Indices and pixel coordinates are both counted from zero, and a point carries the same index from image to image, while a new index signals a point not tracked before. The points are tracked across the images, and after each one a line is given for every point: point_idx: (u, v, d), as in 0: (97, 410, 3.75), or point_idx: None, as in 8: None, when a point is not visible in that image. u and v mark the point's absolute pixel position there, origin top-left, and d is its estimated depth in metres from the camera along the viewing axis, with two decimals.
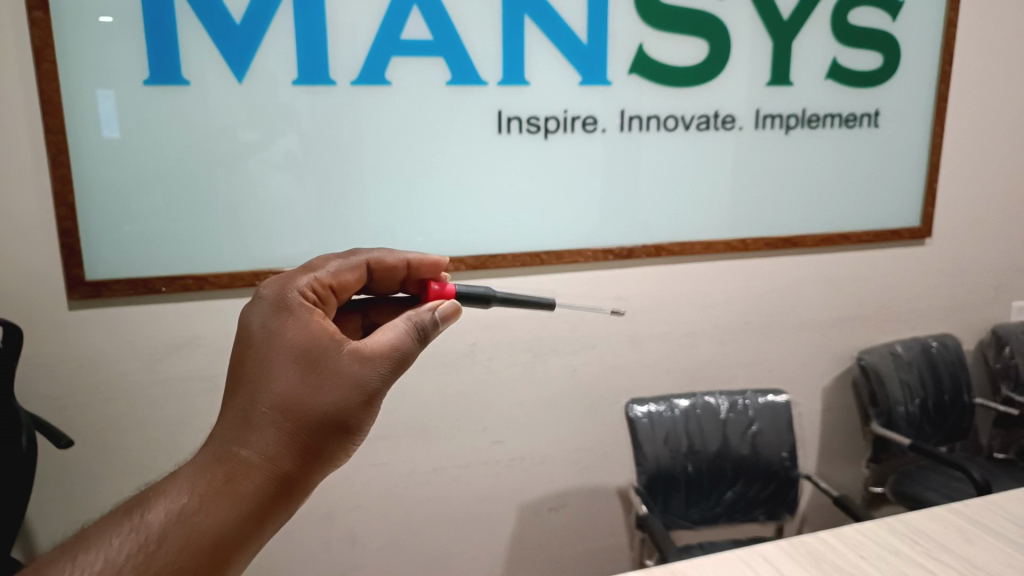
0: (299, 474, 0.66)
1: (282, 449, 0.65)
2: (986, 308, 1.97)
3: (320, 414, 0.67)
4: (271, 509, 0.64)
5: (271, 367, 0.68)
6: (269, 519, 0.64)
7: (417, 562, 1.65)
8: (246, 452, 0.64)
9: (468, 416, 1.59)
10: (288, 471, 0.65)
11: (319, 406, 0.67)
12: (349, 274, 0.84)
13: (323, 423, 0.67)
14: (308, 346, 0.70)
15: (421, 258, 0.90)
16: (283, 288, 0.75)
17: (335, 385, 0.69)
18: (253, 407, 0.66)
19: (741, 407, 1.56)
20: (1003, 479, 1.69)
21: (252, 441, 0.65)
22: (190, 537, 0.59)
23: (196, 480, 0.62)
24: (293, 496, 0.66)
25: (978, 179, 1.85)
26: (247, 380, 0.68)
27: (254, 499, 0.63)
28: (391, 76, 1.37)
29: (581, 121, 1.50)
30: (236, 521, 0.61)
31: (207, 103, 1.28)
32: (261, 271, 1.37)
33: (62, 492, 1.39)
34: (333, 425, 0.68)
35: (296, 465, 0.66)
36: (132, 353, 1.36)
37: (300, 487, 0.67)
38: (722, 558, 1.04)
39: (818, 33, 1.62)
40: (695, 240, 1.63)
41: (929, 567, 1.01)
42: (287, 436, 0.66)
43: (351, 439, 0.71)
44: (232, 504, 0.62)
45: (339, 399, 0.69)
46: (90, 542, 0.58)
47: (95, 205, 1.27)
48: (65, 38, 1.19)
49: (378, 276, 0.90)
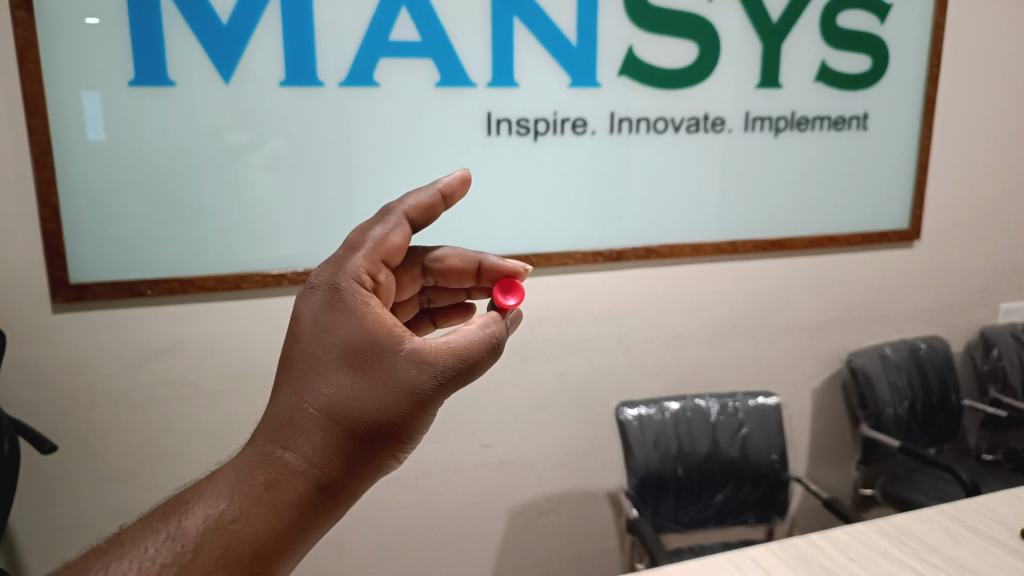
0: (344, 483, 0.66)
1: (328, 456, 0.65)
2: (974, 309, 1.98)
3: (369, 420, 0.67)
4: (314, 518, 0.64)
5: (321, 368, 0.67)
6: (311, 528, 0.64)
7: (405, 566, 1.64)
8: (291, 456, 0.64)
9: (457, 419, 1.58)
10: (332, 478, 0.65)
11: (368, 412, 0.67)
12: (395, 238, 0.79)
13: (371, 431, 0.67)
14: (361, 345, 0.69)
15: (449, 185, 0.80)
16: (335, 275, 0.73)
17: (388, 391, 0.68)
18: (301, 409, 0.66)
19: (730, 409, 1.56)
20: (991, 480, 1.70)
21: (297, 445, 0.65)
22: (230, 547, 0.59)
23: (238, 484, 0.63)
24: (337, 505, 0.66)
25: (965, 181, 1.86)
26: (297, 379, 0.68)
27: (295, 508, 0.63)
28: (379, 77, 1.36)
29: (570, 122, 1.49)
30: (276, 530, 0.62)
31: (194, 104, 1.27)
32: (248, 274, 1.36)
33: (45, 498, 1.37)
34: (382, 433, 0.67)
35: (341, 473, 0.66)
36: (116, 356, 1.34)
37: (345, 494, 0.67)
38: (712, 562, 1.04)
39: (807, 37, 1.62)
40: (684, 243, 1.62)
41: (918, 568, 1.01)
42: (333, 442, 0.66)
43: (401, 448, 0.70)
44: (275, 513, 0.62)
45: (390, 407, 0.68)
46: (127, 550, 0.59)
47: (80, 207, 1.25)
48: (48, 38, 1.17)
49: (421, 220, 0.81)
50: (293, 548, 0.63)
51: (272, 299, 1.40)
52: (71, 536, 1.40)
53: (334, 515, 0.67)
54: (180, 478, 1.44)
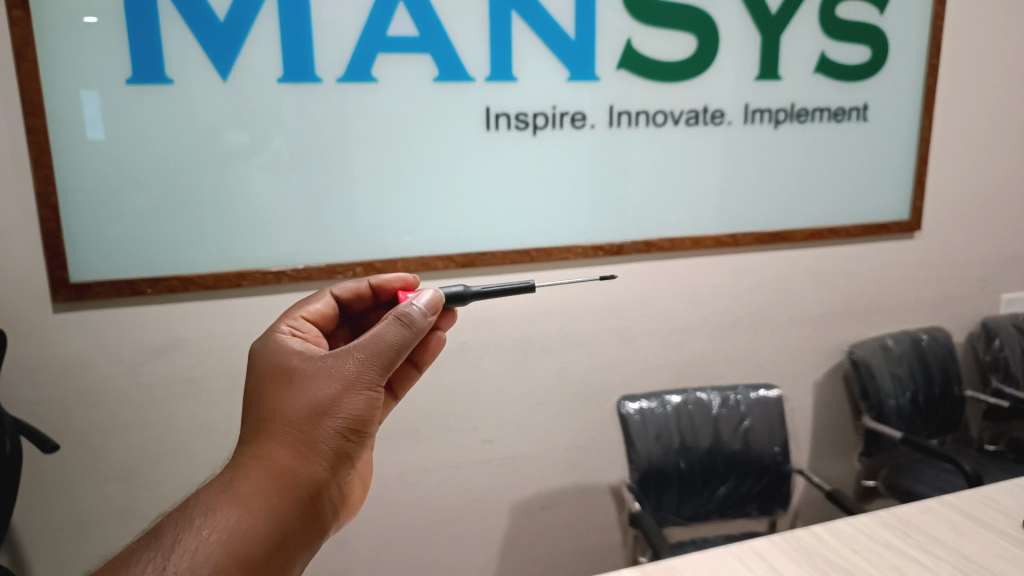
0: (297, 470, 0.66)
1: (276, 447, 0.67)
2: (976, 300, 1.98)
3: (305, 407, 0.69)
4: (277, 506, 0.63)
5: (257, 389, 0.72)
6: (280, 518, 0.63)
7: (408, 563, 1.64)
8: (243, 458, 0.66)
9: (459, 415, 1.58)
10: (286, 466, 0.66)
11: (301, 402, 0.69)
12: (321, 304, 0.90)
13: (310, 417, 0.69)
14: (286, 360, 0.74)
15: (384, 280, 0.95)
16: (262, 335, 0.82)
17: (318, 379, 0.71)
18: (246, 420, 0.69)
19: (733, 402, 1.55)
20: (994, 471, 1.70)
21: (248, 449, 0.67)
22: (201, 534, 0.58)
23: (203, 492, 0.63)
24: (301, 497, 0.66)
25: (966, 171, 1.86)
26: (246, 404, 0.72)
27: (257, 495, 0.63)
28: (377, 73, 1.35)
29: (569, 117, 1.49)
30: (241, 511, 0.61)
31: (193, 102, 1.27)
32: (247, 272, 1.35)
33: (48, 498, 1.37)
34: (321, 416, 0.69)
35: (294, 461, 0.67)
36: (117, 355, 1.34)
37: (307, 481, 0.67)
38: (715, 554, 1.04)
39: (806, 29, 1.62)
40: (684, 236, 1.62)
41: (921, 560, 1.01)
42: (278, 434, 0.67)
43: (349, 432, 0.71)
44: (238, 502, 0.61)
45: (321, 391, 0.70)
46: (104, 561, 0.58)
47: (79, 206, 1.25)
48: (45, 37, 1.17)
49: (349, 300, 0.94)
50: (266, 537, 0.61)
51: (272, 297, 1.40)
52: (74, 535, 1.40)
53: (301, 508, 0.65)
54: (182, 476, 1.44)
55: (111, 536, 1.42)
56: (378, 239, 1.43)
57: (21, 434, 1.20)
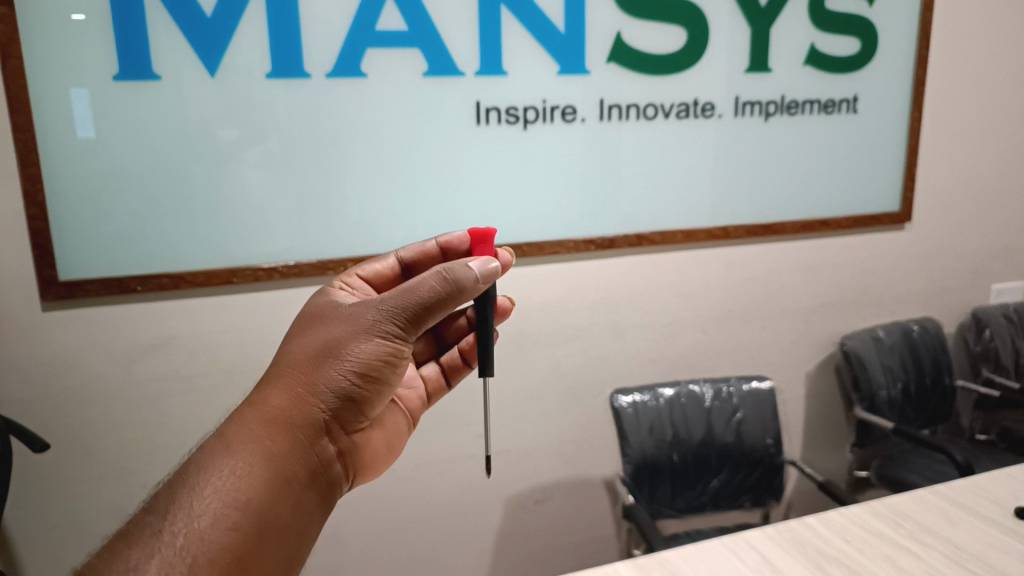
0: (298, 417, 0.69)
1: (282, 392, 0.70)
2: (967, 291, 1.99)
3: (315, 353, 0.71)
4: (279, 446, 0.67)
5: (289, 336, 0.75)
6: (283, 457, 0.67)
7: (403, 558, 1.64)
8: (255, 401, 0.70)
9: (453, 411, 1.58)
10: (281, 404, 0.69)
11: (313, 347, 0.71)
12: (379, 266, 0.90)
13: (315, 360, 0.71)
14: (321, 312, 0.76)
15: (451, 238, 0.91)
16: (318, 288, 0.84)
17: (334, 327, 0.73)
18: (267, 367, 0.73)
19: (725, 395, 1.56)
20: (985, 460, 1.71)
21: (263, 391, 0.70)
22: (206, 476, 0.63)
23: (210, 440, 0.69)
24: (307, 438, 0.69)
25: (956, 163, 1.87)
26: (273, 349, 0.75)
27: (252, 436, 0.67)
28: (367, 68, 1.35)
29: (560, 110, 1.49)
30: (238, 451, 0.65)
31: (182, 98, 1.26)
32: (238, 269, 1.35)
33: (39, 498, 1.36)
34: (329, 362, 0.71)
35: (291, 403, 0.69)
36: (109, 353, 1.34)
37: (308, 424, 0.69)
38: (708, 547, 1.04)
39: (797, 21, 1.62)
40: (675, 229, 1.62)
41: (913, 549, 1.01)
42: (286, 376, 0.70)
43: (359, 381, 0.71)
44: (233, 449, 0.65)
45: (335, 337, 0.72)
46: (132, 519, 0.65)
47: (67, 204, 1.24)
48: (31, 34, 1.16)
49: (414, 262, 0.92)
50: (264, 476, 0.65)
51: (264, 294, 1.40)
52: (67, 534, 1.39)
53: (302, 452, 0.68)
54: None
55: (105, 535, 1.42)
56: (370, 235, 1.42)
57: (11, 433, 1.19)
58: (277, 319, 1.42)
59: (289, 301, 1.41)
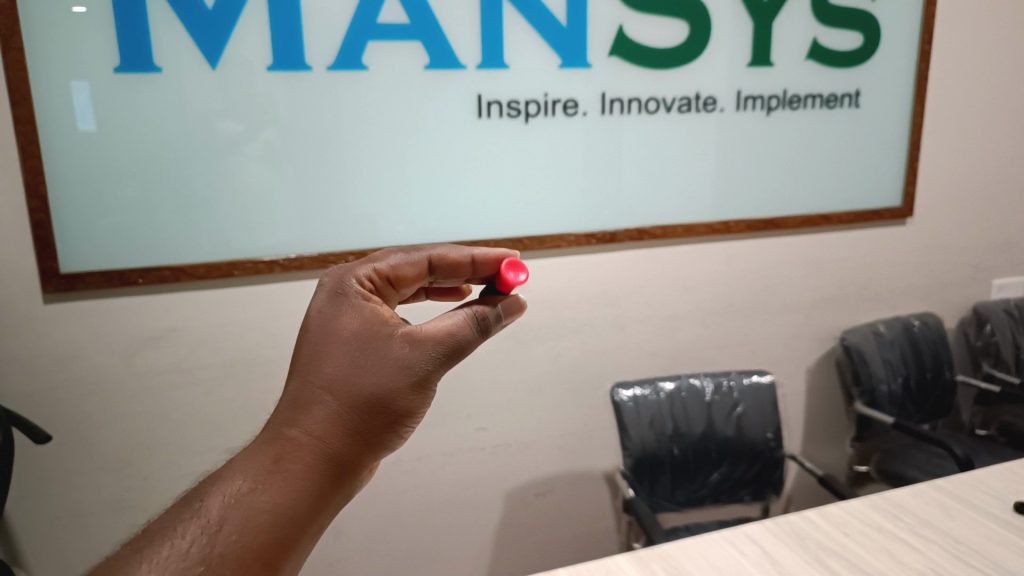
0: (346, 460, 0.66)
1: (332, 429, 0.66)
2: (968, 285, 1.99)
3: (366, 394, 0.67)
4: (326, 492, 0.65)
5: (327, 353, 0.69)
6: (326, 499, 0.65)
7: (403, 550, 1.65)
8: (297, 431, 0.66)
9: (453, 403, 1.58)
10: (330, 446, 0.66)
11: (365, 387, 0.67)
12: (408, 268, 0.79)
13: (366, 405, 0.67)
14: (363, 333, 0.70)
15: (487, 254, 0.81)
16: (341, 276, 0.75)
17: (387, 366, 0.68)
18: (306, 388, 0.67)
19: (725, 389, 1.56)
20: (984, 455, 1.71)
21: (304, 421, 0.66)
22: (256, 518, 0.61)
23: (247, 466, 0.65)
24: (349, 478, 0.67)
25: (958, 158, 1.86)
26: (305, 361, 0.69)
27: (302, 479, 0.64)
28: (368, 60, 1.34)
29: (561, 104, 1.49)
30: (289, 497, 0.63)
31: (183, 90, 1.26)
32: (239, 262, 1.35)
33: (40, 489, 1.37)
34: (379, 408, 0.67)
35: (339, 445, 0.66)
36: (110, 345, 1.34)
37: (352, 468, 0.67)
38: (708, 540, 1.04)
39: (798, 15, 1.61)
40: (676, 223, 1.62)
41: (911, 542, 1.02)
42: (332, 413, 0.66)
43: (403, 425, 0.70)
44: (284, 493, 0.63)
45: (387, 380, 0.68)
46: (155, 535, 0.62)
47: (69, 196, 1.24)
48: (31, 25, 1.16)
49: (444, 270, 0.82)
50: (309, 522, 0.64)
51: (264, 286, 1.40)
52: (67, 526, 1.40)
53: (342, 491, 0.67)
54: (176, 467, 1.44)
55: (106, 527, 1.42)
56: (372, 229, 1.42)
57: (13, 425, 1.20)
58: (278, 310, 1.42)
59: (289, 293, 1.42)
